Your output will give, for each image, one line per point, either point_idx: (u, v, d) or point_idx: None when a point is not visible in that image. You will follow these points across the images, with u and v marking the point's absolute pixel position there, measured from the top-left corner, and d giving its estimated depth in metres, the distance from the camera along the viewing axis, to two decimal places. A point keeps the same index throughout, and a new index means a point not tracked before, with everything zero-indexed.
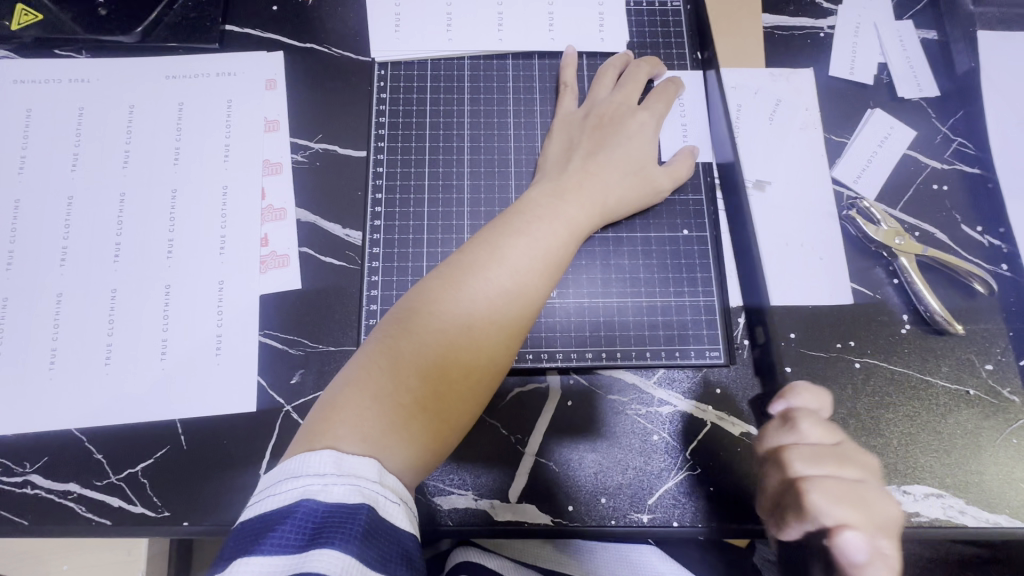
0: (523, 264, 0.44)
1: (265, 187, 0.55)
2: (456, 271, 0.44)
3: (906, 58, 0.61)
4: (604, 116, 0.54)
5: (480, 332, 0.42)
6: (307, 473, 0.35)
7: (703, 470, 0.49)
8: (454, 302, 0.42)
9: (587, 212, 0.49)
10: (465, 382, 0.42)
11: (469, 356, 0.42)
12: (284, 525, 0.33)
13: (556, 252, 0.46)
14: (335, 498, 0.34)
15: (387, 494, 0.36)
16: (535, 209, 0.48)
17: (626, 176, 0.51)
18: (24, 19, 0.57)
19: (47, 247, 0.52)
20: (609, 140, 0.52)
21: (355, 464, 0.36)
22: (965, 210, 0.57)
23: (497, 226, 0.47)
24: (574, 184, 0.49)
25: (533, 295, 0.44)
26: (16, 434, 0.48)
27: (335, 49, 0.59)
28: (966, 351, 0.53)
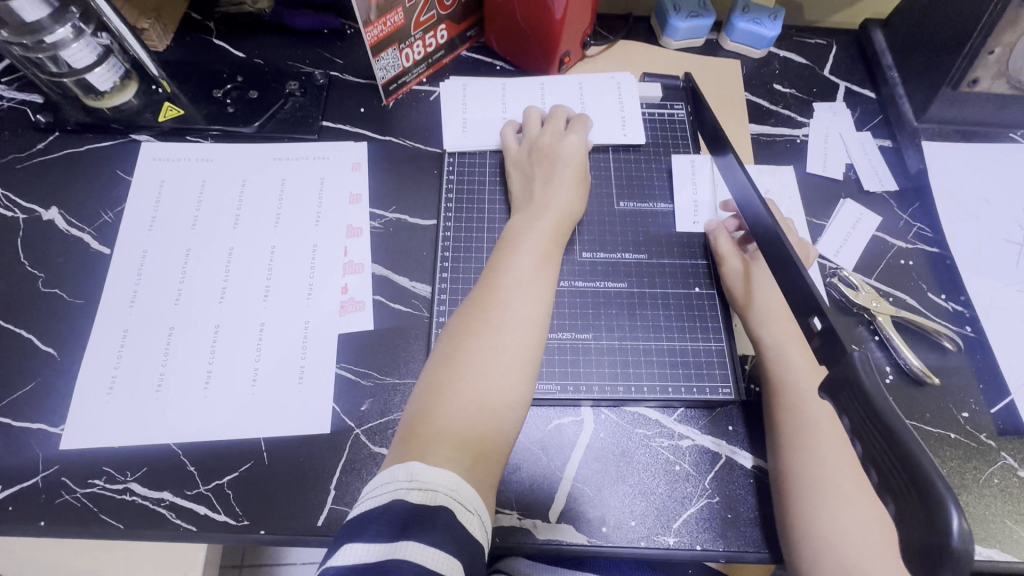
0: (524, 275, 0.54)
1: (347, 246, 0.66)
2: (474, 300, 0.53)
3: (868, 160, 0.75)
4: (545, 146, 0.66)
5: (507, 338, 0.50)
6: (397, 481, 0.41)
7: (720, 498, 0.55)
8: (478, 321, 0.51)
9: (557, 221, 0.60)
10: (510, 381, 0.48)
11: (506, 360, 0.49)
12: (379, 520, 0.38)
13: (544, 260, 0.56)
14: (418, 501, 0.39)
15: (463, 503, 0.41)
16: (519, 229, 0.58)
17: (572, 186, 0.63)
18: (169, 113, 0.72)
19: (166, 289, 0.62)
20: (555, 162, 0.64)
21: (434, 472, 0.41)
22: (930, 281, 0.68)
23: (495, 255, 0.57)
24: (537, 206, 0.61)
25: (540, 296, 0.53)
26: (122, 447, 0.55)
27: (409, 142, 0.74)
28: (944, 399, 0.61)
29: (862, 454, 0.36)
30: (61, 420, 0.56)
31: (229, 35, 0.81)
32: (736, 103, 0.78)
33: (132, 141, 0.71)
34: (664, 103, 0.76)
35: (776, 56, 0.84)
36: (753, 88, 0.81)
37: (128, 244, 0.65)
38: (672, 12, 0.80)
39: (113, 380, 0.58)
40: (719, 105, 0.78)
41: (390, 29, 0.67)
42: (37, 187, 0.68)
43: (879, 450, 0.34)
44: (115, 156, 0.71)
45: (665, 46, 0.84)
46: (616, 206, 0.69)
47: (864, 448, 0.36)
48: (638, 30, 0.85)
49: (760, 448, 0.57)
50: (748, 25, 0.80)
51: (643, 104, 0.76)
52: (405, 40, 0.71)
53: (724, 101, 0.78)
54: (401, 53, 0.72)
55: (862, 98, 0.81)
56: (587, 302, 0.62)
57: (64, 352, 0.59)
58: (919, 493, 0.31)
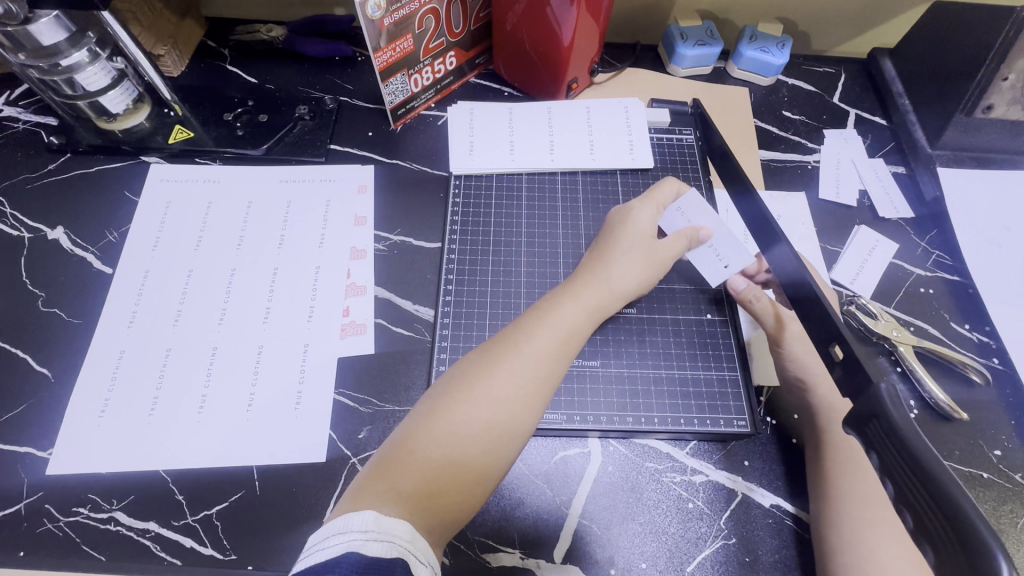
0: (541, 345, 0.50)
1: (351, 269, 0.65)
2: (484, 355, 0.50)
3: (883, 187, 0.74)
4: (620, 215, 0.62)
5: (502, 405, 0.47)
6: (352, 530, 0.39)
7: (737, 540, 0.52)
8: (483, 380, 0.48)
9: (598, 298, 0.55)
10: (491, 448, 0.46)
11: (492, 425, 0.46)
12: (329, 573, 0.36)
13: (575, 338, 0.52)
14: (375, 553, 0.38)
15: (418, 555, 0.39)
16: (557, 297, 0.55)
17: (641, 257, 0.58)
18: (179, 135, 0.73)
19: (165, 310, 0.61)
20: (621, 239, 0.59)
21: (391, 525, 0.40)
22: (952, 310, 0.65)
23: (525, 316, 0.53)
24: (584, 276, 0.56)
25: (552, 368, 0.50)
26: (110, 473, 0.53)
27: (416, 165, 0.74)
28: (974, 436, 0.58)
29: (893, 494, 0.33)
30: (50, 443, 0.54)
31: (243, 61, 0.82)
32: (745, 129, 0.78)
33: (142, 163, 0.72)
34: (672, 129, 0.76)
35: (784, 83, 0.84)
36: (763, 115, 0.80)
37: (131, 265, 0.64)
38: (680, 41, 0.81)
39: (105, 403, 0.56)
40: (728, 130, 0.77)
41: (399, 54, 0.68)
42: (46, 206, 0.69)
43: (913, 493, 0.32)
44: (124, 177, 0.71)
45: (673, 73, 0.84)
46: None
47: (896, 489, 0.33)
48: (645, 59, 0.86)
49: (779, 485, 0.54)
50: (756, 53, 0.80)
51: (652, 129, 0.76)
52: (414, 66, 0.71)
53: (733, 127, 0.78)
54: (410, 78, 0.72)
55: (873, 125, 0.80)
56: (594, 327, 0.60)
57: (59, 373, 0.58)
58: (960, 541, 0.29)
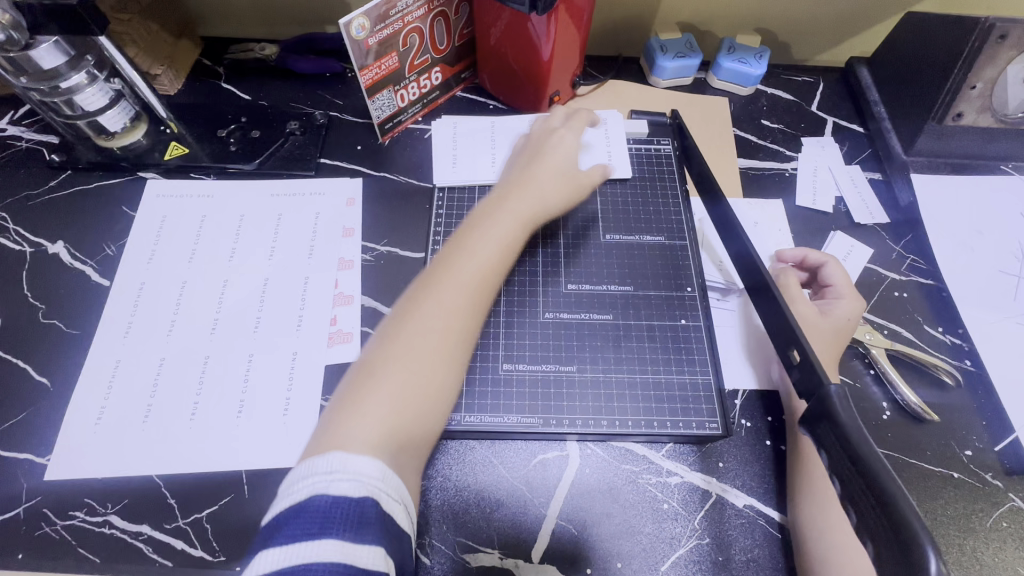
0: (470, 273, 0.51)
1: (338, 279, 0.67)
2: (412, 296, 0.51)
3: (858, 194, 0.75)
4: (536, 143, 0.67)
5: (438, 333, 0.48)
6: (316, 472, 0.39)
7: (710, 540, 0.53)
8: (416, 316, 0.49)
9: (523, 225, 0.57)
10: (440, 373, 0.47)
11: (434, 355, 0.47)
12: (298, 518, 0.37)
13: (504, 249, 0.55)
14: (342, 490, 0.38)
15: (390, 493, 0.40)
16: (481, 224, 0.56)
17: (564, 158, 0.65)
18: (174, 152, 0.76)
19: (160, 320, 0.64)
20: (542, 155, 0.65)
21: (359, 463, 0.40)
22: (926, 313, 0.67)
23: (446, 250, 0.54)
24: (511, 203, 0.58)
25: (483, 292, 0.52)
26: (105, 478, 0.55)
27: (403, 177, 0.76)
28: (945, 437, 0.59)
29: (841, 494, 0.35)
30: (48, 449, 0.57)
31: (237, 79, 0.85)
32: (724, 138, 0.80)
33: (139, 179, 0.75)
34: (651, 139, 0.78)
35: (763, 93, 0.86)
36: (741, 124, 0.82)
37: (127, 277, 0.67)
38: (660, 53, 0.83)
39: (101, 411, 0.58)
40: (706, 140, 0.79)
41: (385, 72, 0.71)
42: (46, 222, 0.71)
43: (858, 491, 0.33)
44: (122, 193, 0.74)
45: (653, 84, 0.86)
46: (602, 239, 0.70)
47: (843, 487, 0.35)
48: (627, 70, 0.88)
49: (752, 486, 0.56)
50: (734, 64, 0.82)
51: (631, 140, 0.78)
52: (400, 82, 0.74)
53: (711, 136, 0.80)
54: (396, 94, 0.75)
55: (851, 132, 0.82)
56: (572, 334, 0.62)
57: (57, 382, 0.61)
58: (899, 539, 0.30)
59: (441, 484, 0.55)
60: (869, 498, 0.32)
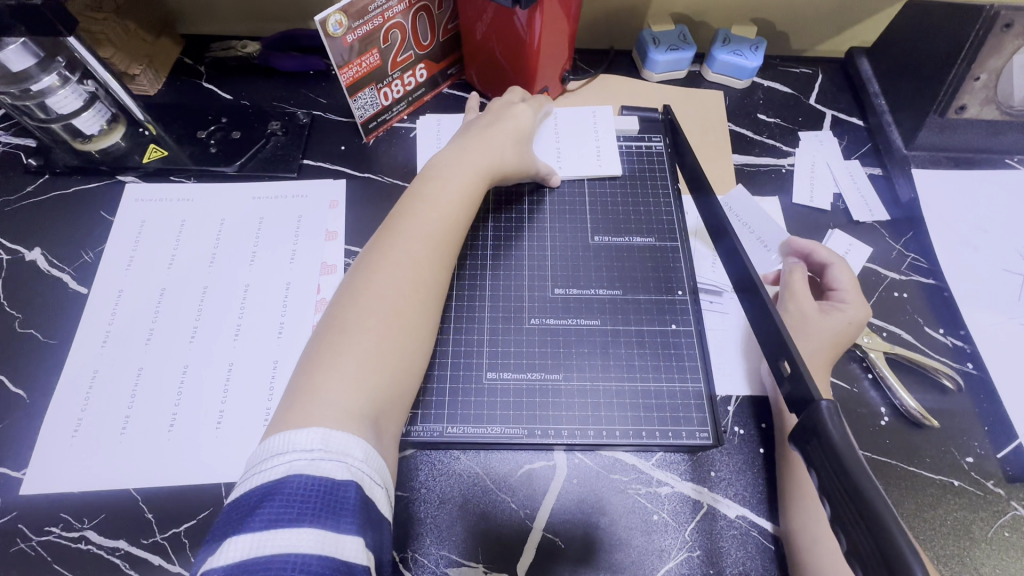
0: (415, 242, 0.54)
1: (320, 284, 0.66)
2: (357, 269, 0.53)
3: (857, 190, 0.73)
4: (488, 117, 0.69)
5: (393, 294, 0.50)
6: (295, 449, 0.40)
7: (701, 552, 0.51)
8: (368, 283, 0.51)
9: (470, 197, 0.61)
10: (405, 342, 0.49)
11: (393, 314, 0.49)
12: (275, 500, 0.37)
13: (450, 216, 0.58)
14: (325, 470, 0.39)
15: (371, 475, 0.41)
16: (427, 199, 0.58)
17: (512, 138, 0.67)
18: (153, 155, 0.74)
19: (138, 329, 0.62)
20: (494, 128, 0.67)
21: (343, 443, 0.41)
22: (926, 314, 0.65)
23: (387, 227, 0.56)
24: (462, 179, 0.61)
25: (431, 256, 0.54)
26: (82, 492, 0.54)
27: (388, 179, 0.74)
28: (945, 443, 0.57)
29: (830, 514, 0.33)
30: (24, 463, 0.55)
31: (218, 78, 0.83)
32: (718, 134, 0.77)
33: (117, 183, 0.73)
34: (643, 136, 0.76)
35: (760, 86, 0.83)
36: (737, 118, 0.80)
37: (105, 285, 0.65)
38: (652, 46, 0.80)
39: (78, 423, 0.57)
40: (700, 136, 0.77)
41: (366, 69, 0.68)
42: (23, 228, 0.70)
43: (848, 516, 0.32)
44: (100, 197, 0.72)
45: (646, 79, 0.83)
46: (591, 240, 0.68)
47: (833, 511, 0.33)
48: (619, 64, 0.86)
49: (744, 496, 0.54)
50: (729, 56, 0.80)
51: (621, 137, 0.75)
52: (383, 80, 0.72)
53: (705, 132, 0.78)
54: (379, 92, 0.73)
55: (850, 126, 0.79)
56: (559, 339, 0.61)
57: (34, 393, 0.59)
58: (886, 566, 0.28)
59: (424, 496, 0.54)
60: (859, 524, 0.31)
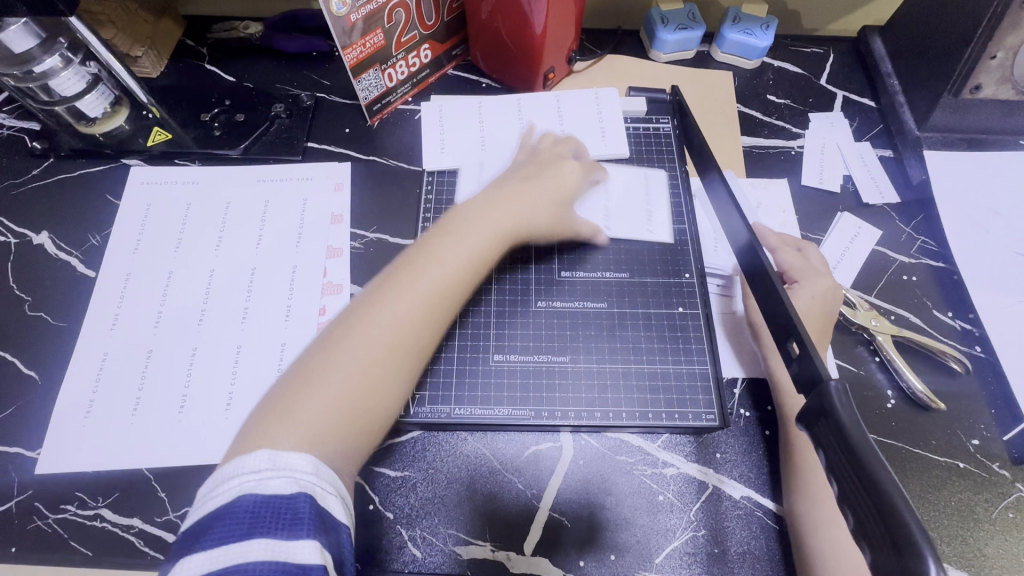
0: (428, 279, 0.48)
1: (327, 267, 0.66)
2: (366, 295, 0.48)
3: (867, 172, 0.72)
4: (540, 158, 0.65)
5: (390, 332, 0.46)
6: (241, 471, 0.37)
7: (706, 532, 0.52)
8: (368, 315, 0.46)
9: (508, 222, 0.56)
10: (393, 379, 0.45)
11: (383, 355, 0.45)
12: (224, 521, 0.35)
13: (475, 256, 0.52)
14: (272, 488, 0.37)
15: (326, 486, 0.39)
16: (462, 219, 0.54)
17: (551, 213, 0.61)
18: (158, 137, 0.74)
19: (147, 311, 0.63)
20: (542, 174, 0.62)
21: (292, 461, 0.38)
22: (935, 297, 0.64)
23: (408, 255, 0.51)
24: (498, 203, 0.57)
25: (453, 286, 0.50)
26: (95, 471, 0.55)
27: (393, 161, 0.73)
28: (951, 425, 0.57)
29: (838, 495, 0.33)
30: (38, 443, 0.56)
31: (221, 60, 0.82)
32: (727, 116, 0.76)
33: (123, 166, 0.73)
34: (650, 118, 0.75)
35: (770, 66, 0.82)
36: (746, 99, 0.79)
37: (113, 268, 0.66)
38: (660, 25, 0.79)
39: (90, 404, 0.58)
40: (708, 117, 0.76)
41: (370, 50, 0.68)
42: (30, 211, 0.70)
43: (854, 492, 0.32)
44: (105, 181, 0.72)
45: (654, 59, 0.82)
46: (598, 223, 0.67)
47: (840, 489, 0.33)
48: (627, 44, 0.84)
49: (750, 477, 0.54)
50: (739, 36, 0.78)
51: (629, 118, 0.75)
52: (387, 61, 0.71)
53: (713, 113, 0.76)
54: (384, 73, 0.72)
55: (862, 107, 0.78)
56: (565, 322, 0.61)
57: (46, 375, 0.60)
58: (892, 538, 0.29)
59: (432, 477, 0.54)
60: (864, 497, 0.31)
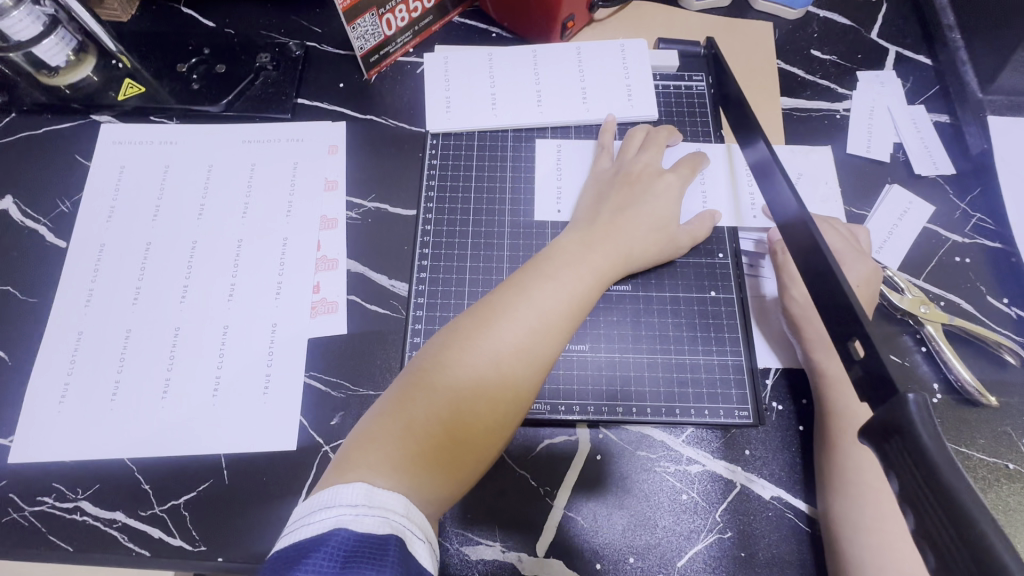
0: (525, 321, 0.46)
1: (320, 240, 0.60)
2: (458, 330, 0.46)
3: (921, 140, 0.65)
4: (634, 174, 0.57)
5: (486, 377, 0.44)
6: (339, 503, 0.35)
7: (733, 534, 0.48)
8: (461, 354, 0.44)
9: (611, 259, 0.51)
10: (486, 424, 0.43)
11: (477, 398, 0.43)
12: (317, 553, 0.33)
13: (574, 299, 0.48)
14: (367, 527, 0.34)
15: (414, 530, 0.36)
16: (562, 255, 0.51)
17: (650, 234, 0.54)
18: (129, 91, 0.66)
19: (123, 287, 0.57)
20: (639, 192, 0.56)
21: (384, 498, 0.37)
22: (990, 282, 0.58)
23: (503, 289, 0.48)
24: (598, 235, 0.53)
25: (551, 328, 0.46)
26: (72, 461, 0.51)
27: (392, 121, 0.66)
28: (1003, 423, 0.52)
29: (913, 528, 0.28)
30: (10, 430, 0.52)
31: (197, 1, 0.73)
32: (766, 74, 0.68)
33: (92, 123, 0.66)
34: (682, 74, 0.67)
35: (815, 16, 0.72)
36: (787, 55, 0.70)
37: (86, 238, 0.60)
38: None
39: (65, 388, 0.53)
40: (744, 76, 0.68)
41: None
42: None
43: (936, 527, 0.26)
44: (73, 140, 0.65)
45: (685, 6, 0.73)
46: None
47: (917, 523, 0.27)
48: None
49: (782, 476, 0.50)
50: None
51: (657, 75, 0.67)
52: (384, 4, 0.62)
53: (751, 71, 0.68)
54: (381, 18, 0.63)
55: (917, 64, 0.69)
56: None
57: (16, 356, 0.55)
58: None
59: None
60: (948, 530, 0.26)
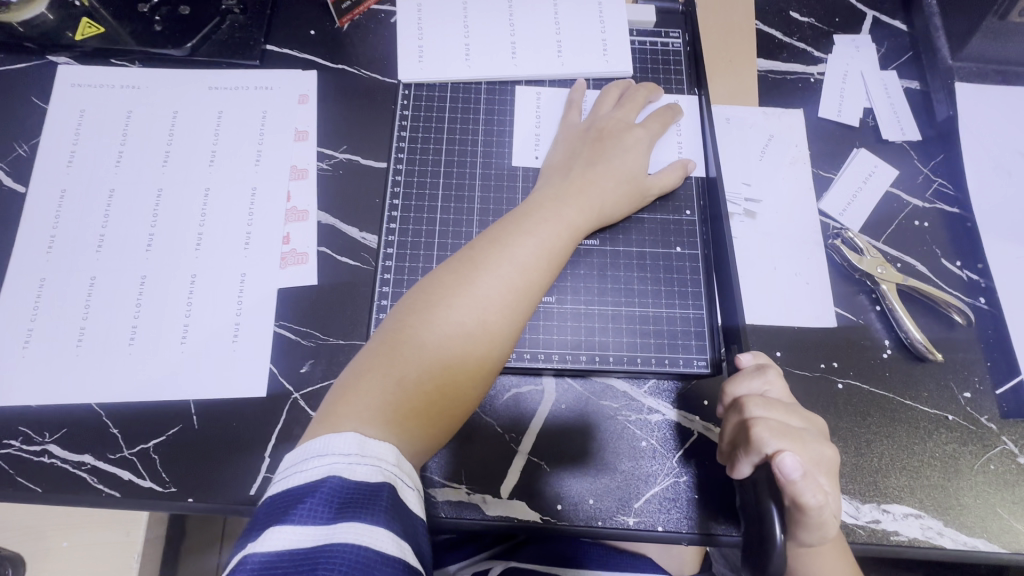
0: (507, 278, 0.46)
1: (290, 191, 0.59)
2: (438, 286, 0.46)
3: (890, 105, 0.65)
4: (605, 129, 0.57)
5: (472, 333, 0.44)
6: (332, 452, 0.36)
7: (689, 478, 0.51)
8: (443, 310, 0.44)
9: (586, 216, 0.52)
10: (471, 376, 0.44)
11: (462, 349, 0.44)
12: (311, 499, 0.34)
13: (553, 255, 0.49)
14: (359, 476, 0.35)
15: (405, 479, 0.38)
16: (540, 211, 0.51)
17: (621, 185, 0.55)
18: (87, 31, 0.63)
19: (86, 235, 0.56)
20: (613, 145, 0.56)
21: (375, 447, 0.37)
22: (945, 245, 0.60)
23: (483, 246, 0.48)
24: (574, 190, 0.53)
25: (532, 283, 0.47)
26: (39, 406, 0.51)
27: (365, 71, 0.64)
28: (945, 377, 0.55)
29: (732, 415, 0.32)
30: None
31: None
32: (743, 35, 0.68)
33: (48, 64, 0.63)
34: (658, 31, 0.66)
35: None
36: (766, 15, 0.69)
37: (44, 183, 0.58)
38: None
39: (29, 333, 0.52)
40: (721, 39, 0.68)
41: None
42: None
43: None
44: (29, 81, 0.62)
45: None
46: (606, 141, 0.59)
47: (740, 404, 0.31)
48: None
49: None
50: None
51: (634, 31, 0.66)
52: None
53: (728, 32, 0.68)
54: None
55: (892, 29, 0.69)
56: None
57: None
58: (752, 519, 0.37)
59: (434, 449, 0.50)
60: (770, 491, 0.41)
